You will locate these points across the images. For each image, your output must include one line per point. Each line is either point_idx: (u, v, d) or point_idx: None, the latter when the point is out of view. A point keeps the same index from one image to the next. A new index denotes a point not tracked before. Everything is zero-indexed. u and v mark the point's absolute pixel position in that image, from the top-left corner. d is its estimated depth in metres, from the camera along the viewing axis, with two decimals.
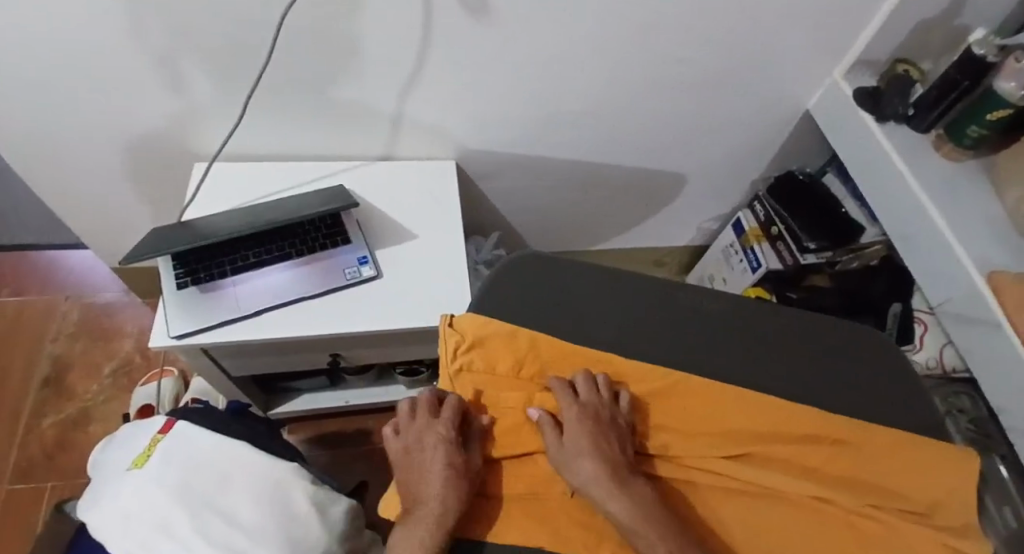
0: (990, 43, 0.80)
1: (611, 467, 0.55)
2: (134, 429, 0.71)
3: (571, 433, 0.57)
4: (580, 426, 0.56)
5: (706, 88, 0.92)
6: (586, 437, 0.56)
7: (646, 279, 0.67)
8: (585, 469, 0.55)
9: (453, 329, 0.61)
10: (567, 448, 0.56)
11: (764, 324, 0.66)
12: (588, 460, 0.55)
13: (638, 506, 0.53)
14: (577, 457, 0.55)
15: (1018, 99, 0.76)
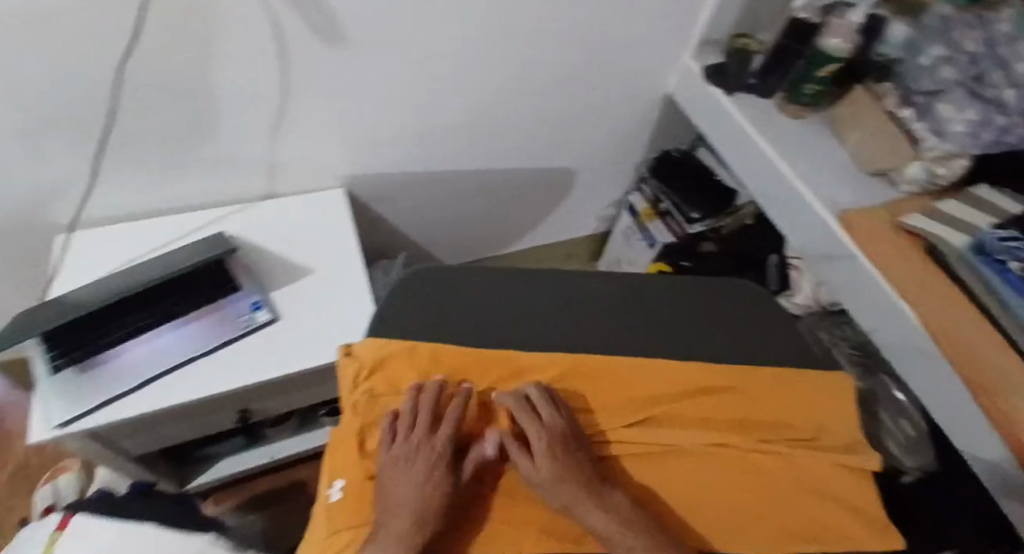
0: (813, 5, 0.86)
1: (586, 486, 0.57)
2: (30, 533, 0.68)
3: (541, 460, 0.58)
4: (555, 450, 0.58)
5: (570, 84, 0.96)
6: (558, 463, 0.57)
7: (531, 274, 0.70)
8: (562, 491, 0.56)
9: (351, 357, 0.61)
10: (541, 471, 0.58)
11: (646, 295, 0.70)
12: (563, 482, 0.57)
13: (616, 519, 0.56)
14: (550, 485, 0.57)
15: (844, 54, 0.84)
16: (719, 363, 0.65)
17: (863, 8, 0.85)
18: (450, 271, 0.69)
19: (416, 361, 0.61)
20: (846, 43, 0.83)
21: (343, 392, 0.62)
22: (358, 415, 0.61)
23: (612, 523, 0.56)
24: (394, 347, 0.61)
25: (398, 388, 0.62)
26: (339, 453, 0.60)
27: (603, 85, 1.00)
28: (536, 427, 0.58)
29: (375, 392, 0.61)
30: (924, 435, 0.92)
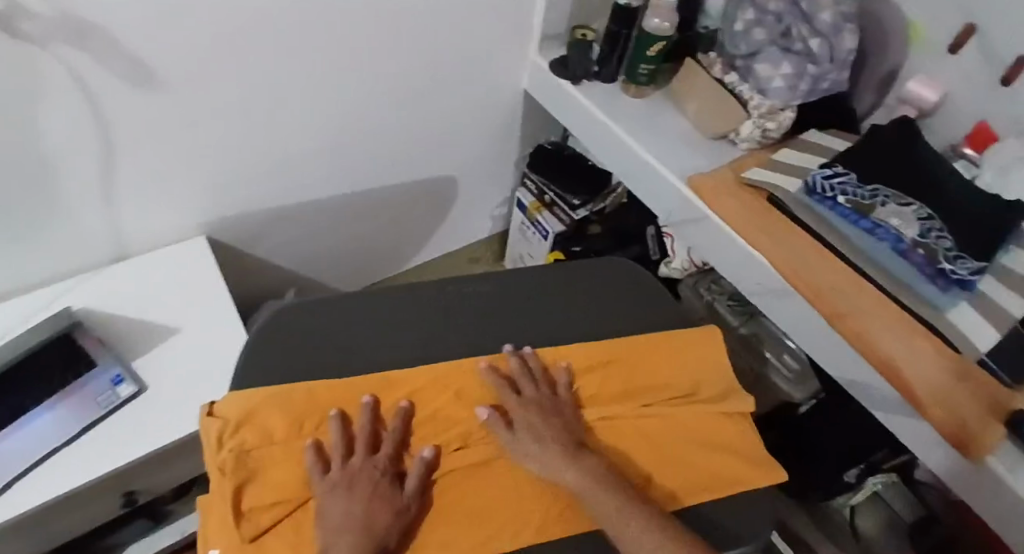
0: None
1: (565, 446, 0.59)
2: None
3: (522, 433, 0.60)
4: (535, 416, 0.61)
5: (422, 96, 0.97)
6: (536, 430, 0.60)
7: (406, 290, 0.68)
8: (544, 452, 0.58)
9: (214, 417, 0.56)
10: (523, 441, 0.59)
11: (517, 293, 0.71)
12: (546, 447, 0.58)
13: (587, 474, 0.56)
14: (539, 456, 0.58)
15: (667, 31, 0.91)
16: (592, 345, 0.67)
17: None
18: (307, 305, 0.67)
19: (288, 406, 0.58)
20: (667, 21, 0.91)
21: (207, 457, 0.55)
22: (227, 476, 0.54)
23: (589, 477, 0.56)
24: (260, 396, 0.57)
25: (271, 438, 0.57)
26: (212, 526, 0.52)
27: (456, 91, 1.01)
28: (517, 401, 0.61)
29: (245, 447, 0.55)
30: (804, 376, 1.02)
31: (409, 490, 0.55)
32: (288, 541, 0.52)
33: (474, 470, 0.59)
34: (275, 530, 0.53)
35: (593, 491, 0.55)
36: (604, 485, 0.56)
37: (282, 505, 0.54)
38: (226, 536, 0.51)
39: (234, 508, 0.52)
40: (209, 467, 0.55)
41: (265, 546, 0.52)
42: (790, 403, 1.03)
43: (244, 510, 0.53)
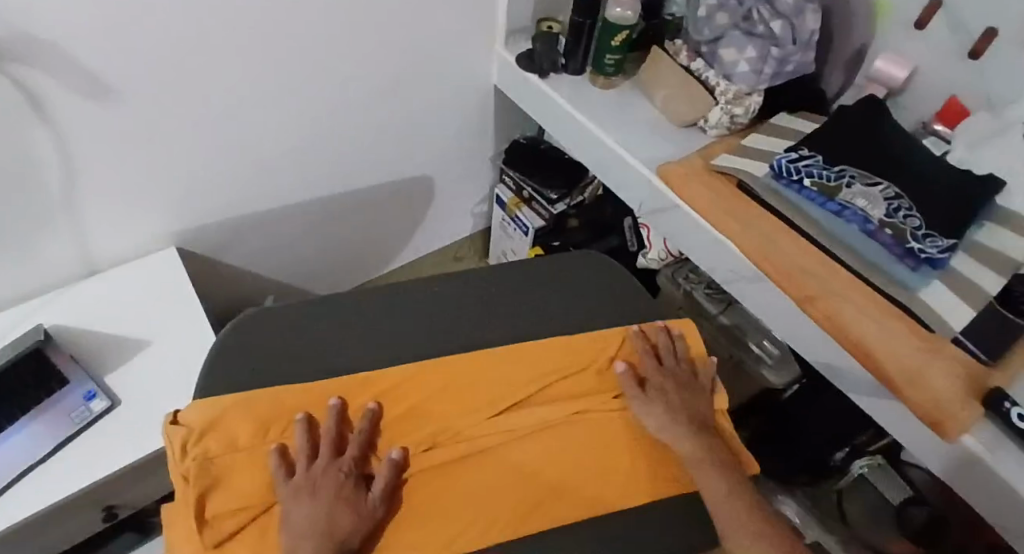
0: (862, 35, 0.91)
1: (690, 425, 0.69)
2: (62, 452, 0.75)
3: (655, 401, 0.70)
4: (667, 387, 0.71)
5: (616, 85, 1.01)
6: (668, 396, 0.70)
7: (554, 272, 0.82)
8: (673, 420, 0.69)
9: (179, 424, 0.63)
10: (655, 406, 0.69)
11: (630, 306, 0.81)
12: (668, 415, 0.69)
13: (700, 451, 0.67)
14: (665, 423, 0.68)
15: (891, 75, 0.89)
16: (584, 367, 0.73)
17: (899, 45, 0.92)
18: (461, 286, 0.79)
19: (253, 411, 0.64)
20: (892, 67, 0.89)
21: (174, 467, 0.61)
22: (192, 483, 0.60)
23: (699, 452, 0.67)
24: (230, 403, 0.64)
25: (236, 445, 0.63)
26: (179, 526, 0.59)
27: (636, 88, 1.05)
28: (658, 367, 0.73)
29: (208, 454, 0.61)
30: (882, 454, 1.03)
31: (374, 496, 0.61)
32: (253, 545, 0.59)
33: (450, 468, 0.64)
34: (240, 535, 0.60)
35: (702, 470, 0.66)
36: (715, 465, 0.66)
37: (245, 511, 0.60)
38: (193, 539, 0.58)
39: (198, 514, 0.58)
40: (175, 477, 0.61)
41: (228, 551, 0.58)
42: (865, 483, 1.04)
43: (207, 517, 0.59)
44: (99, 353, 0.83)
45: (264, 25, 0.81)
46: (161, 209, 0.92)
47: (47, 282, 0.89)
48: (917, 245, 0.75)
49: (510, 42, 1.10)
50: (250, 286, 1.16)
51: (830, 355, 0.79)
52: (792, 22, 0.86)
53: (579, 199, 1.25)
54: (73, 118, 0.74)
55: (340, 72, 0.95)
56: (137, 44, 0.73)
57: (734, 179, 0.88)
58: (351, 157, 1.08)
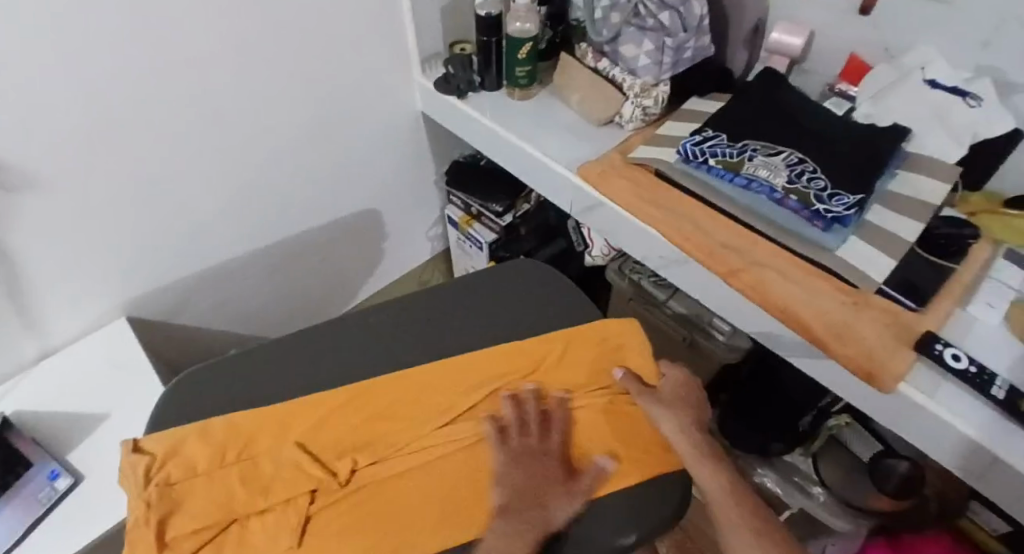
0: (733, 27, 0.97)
1: (688, 424, 0.70)
2: (34, 535, 0.76)
3: (656, 404, 0.70)
4: (671, 391, 0.73)
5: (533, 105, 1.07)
6: (665, 400, 0.71)
7: (483, 280, 0.84)
8: (671, 424, 0.69)
9: (137, 454, 0.66)
10: (654, 407, 0.70)
11: (570, 296, 0.83)
12: (671, 418, 0.69)
13: (690, 442, 0.69)
14: (665, 419, 0.69)
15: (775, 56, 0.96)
16: (542, 366, 0.74)
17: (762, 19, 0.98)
18: (393, 312, 0.80)
19: (209, 440, 0.67)
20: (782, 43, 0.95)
21: (130, 496, 0.63)
22: (153, 508, 0.62)
23: (697, 448, 0.68)
24: (187, 432, 0.67)
25: (194, 471, 0.65)
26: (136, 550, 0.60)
27: (555, 94, 1.08)
28: (666, 379, 0.74)
29: (169, 481, 0.64)
30: (849, 414, 1.04)
31: (584, 482, 0.65)
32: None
33: (394, 479, 0.65)
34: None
35: (695, 462, 0.67)
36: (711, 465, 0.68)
37: (201, 534, 0.61)
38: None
39: (156, 539, 0.60)
40: (132, 505, 0.63)
41: None
42: (838, 446, 1.03)
43: (167, 541, 0.61)
44: (62, 433, 0.85)
45: (180, 94, 0.84)
46: (110, 283, 0.94)
47: (7, 371, 0.91)
48: (822, 206, 0.77)
49: (428, 69, 1.13)
50: (218, 343, 1.18)
51: (766, 324, 0.81)
52: (679, 11, 0.89)
53: (524, 208, 1.27)
54: (4, 210, 0.77)
55: (265, 126, 0.97)
56: (56, 131, 0.75)
57: (652, 169, 0.91)
58: (293, 205, 1.11)
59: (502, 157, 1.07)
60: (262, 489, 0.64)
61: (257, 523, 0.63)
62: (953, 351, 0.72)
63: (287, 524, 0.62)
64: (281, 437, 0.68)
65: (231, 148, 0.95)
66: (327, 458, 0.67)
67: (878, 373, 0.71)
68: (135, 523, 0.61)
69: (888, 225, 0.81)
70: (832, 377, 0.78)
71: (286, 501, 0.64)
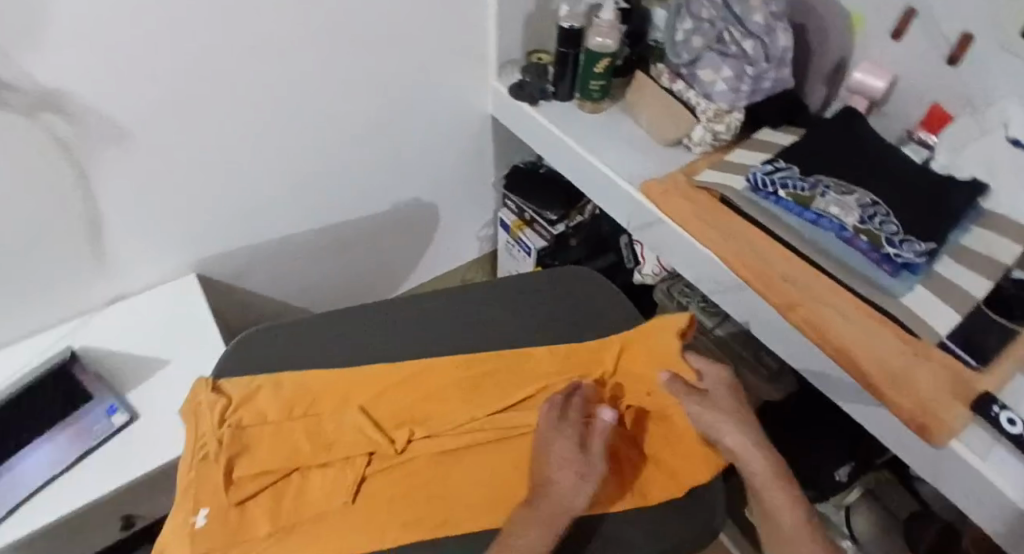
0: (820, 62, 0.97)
1: (749, 436, 0.66)
2: (81, 466, 0.79)
3: (706, 409, 0.67)
4: (725, 398, 0.68)
5: (603, 121, 1.07)
6: (720, 407, 0.67)
7: (546, 276, 0.83)
8: (728, 436, 0.65)
9: (213, 395, 0.67)
10: (707, 415, 0.66)
11: (627, 308, 0.82)
12: (725, 429, 0.66)
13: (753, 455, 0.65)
14: (723, 426, 0.66)
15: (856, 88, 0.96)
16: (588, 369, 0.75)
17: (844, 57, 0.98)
18: (449, 298, 0.80)
19: (281, 392, 0.69)
20: (862, 76, 0.95)
21: (201, 430, 0.65)
22: (224, 448, 0.63)
23: (770, 469, 0.64)
24: (263, 383, 0.69)
25: (264, 419, 0.67)
26: (202, 486, 0.62)
27: (625, 110, 1.09)
28: (712, 376, 0.70)
29: (240, 423, 0.66)
30: (888, 470, 1.02)
31: (596, 463, 0.62)
32: (267, 509, 0.61)
33: (452, 454, 0.67)
34: (259, 499, 0.62)
35: (770, 485, 0.64)
36: (782, 484, 0.64)
37: (268, 475, 0.63)
38: (218, 497, 0.61)
39: (226, 475, 0.62)
40: (200, 438, 0.65)
41: (248, 509, 0.61)
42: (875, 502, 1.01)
43: (234, 479, 0.62)
44: (120, 375, 0.88)
45: (270, 72, 0.88)
46: (181, 241, 0.97)
47: (77, 312, 0.94)
48: (892, 250, 0.76)
49: (503, 74, 1.15)
50: (269, 313, 1.21)
51: (817, 362, 0.80)
52: (763, 41, 0.89)
53: (577, 219, 1.29)
54: (99, 160, 0.80)
55: (343, 111, 1.00)
56: (155, 92, 0.79)
57: (716, 194, 0.91)
58: (358, 189, 1.14)
59: (565, 167, 1.08)
60: (326, 445, 0.66)
61: (317, 475, 0.64)
62: (1010, 416, 0.69)
63: (344, 481, 0.64)
64: (343, 404, 0.69)
65: (308, 127, 0.99)
66: (386, 426, 0.69)
67: (930, 426, 0.69)
68: (204, 459, 0.63)
69: (956, 279, 0.79)
70: (880, 424, 0.77)
71: (344, 459, 0.65)
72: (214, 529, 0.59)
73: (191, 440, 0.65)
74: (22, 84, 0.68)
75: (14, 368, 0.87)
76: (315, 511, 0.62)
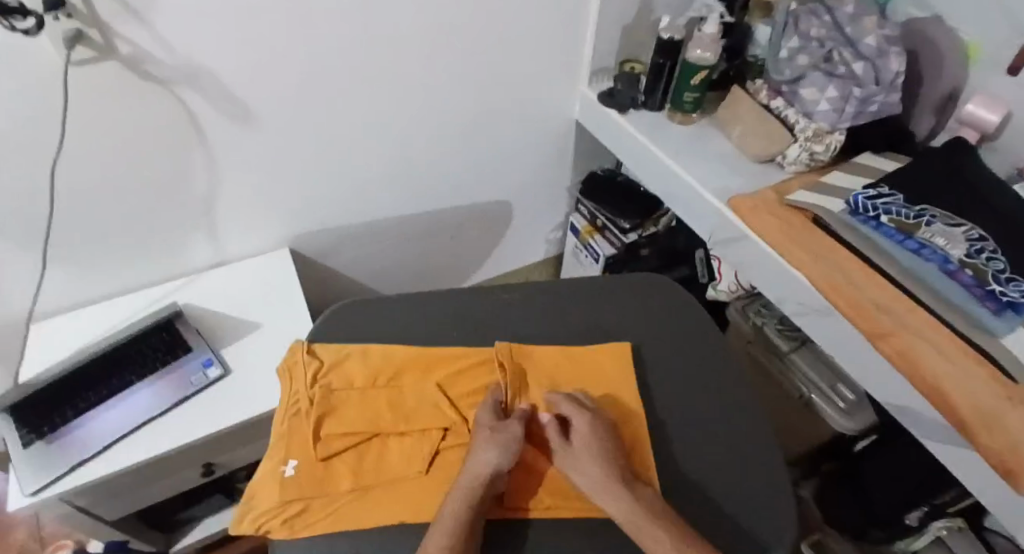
0: (931, 92, 0.96)
1: (618, 472, 0.64)
2: (175, 412, 0.83)
3: (578, 444, 0.66)
4: (592, 432, 0.66)
5: (691, 135, 1.07)
6: (591, 439, 0.66)
7: (628, 279, 0.84)
8: (594, 472, 0.64)
9: (310, 358, 0.71)
10: (576, 454, 0.66)
11: (700, 316, 0.82)
12: (591, 465, 0.64)
13: (620, 493, 0.62)
14: (588, 469, 0.64)
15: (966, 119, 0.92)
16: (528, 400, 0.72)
17: (956, 89, 0.95)
18: (534, 291, 0.82)
19: (369, 362, 0.72)
20: (974, 107, 0.91)
21: (295, 388, 0.69)
22: (314, 406, 0.67)
23: (639, 507, 0.60)
24: (352, 351, 0.72)
25: (351, 385, 0.70)
26: (293, 438, 0.66)
27: (715, 126, 1.08)
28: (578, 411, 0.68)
29: (331, 387, 0.69)
30: (962, 517, 0.97)
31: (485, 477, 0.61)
32: (351, 467, 0.64)
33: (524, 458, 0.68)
34: (343, 457, 0.65)
35: (642, 523, 0.59)
36: (656, 522, 0.59)
37: (353, 436, 0.66)
38: (306, 452, 0.65)
39: (314, 432, 0.66)
40: (293, 396, 0.69)
41: (332, 466, 0.64)
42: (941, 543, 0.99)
43: (321, 436, 0.66)
44: (212, 335, 0.93)
45: (377, 64, 0.91)
46: (275, 217, 1.02)
47: (183, 271, 1.00)
48: (998, 287, 0.74)
49: (595, 81, 1.16)
50: (344, 291, 1.26)
51: (906, 396, 0.77)
52: (875, 63, 0.90)
53: (652, 230, 1.28)
54: (219, 131, 0.85)
55: (437, 106, 1.03)
56: (273, 72, 0.83)
57: (810, 214, 0.89)
58: (443, 182, 1.16)
59: (650, 177, 1.07)
60: (406, 416, 0.68)
61: (396, 443, 0.66)
62: None
63: (421, 452, 0.66)
64: (424, 377, 0.71)
65: (405, 120, 1.02)
66: (462, 406, 0.70)
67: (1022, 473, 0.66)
68: (296, 413, 0.68)
69: None
70: (969, 469, 0.73)
71: (422, 431, 0.67)
72: (302, 479, 0.63)
73: (285, 395, 0.70)
74: (162, 54, 0.73)
75: (119, 315, 0.93)
76: (392, 475, 0.64)
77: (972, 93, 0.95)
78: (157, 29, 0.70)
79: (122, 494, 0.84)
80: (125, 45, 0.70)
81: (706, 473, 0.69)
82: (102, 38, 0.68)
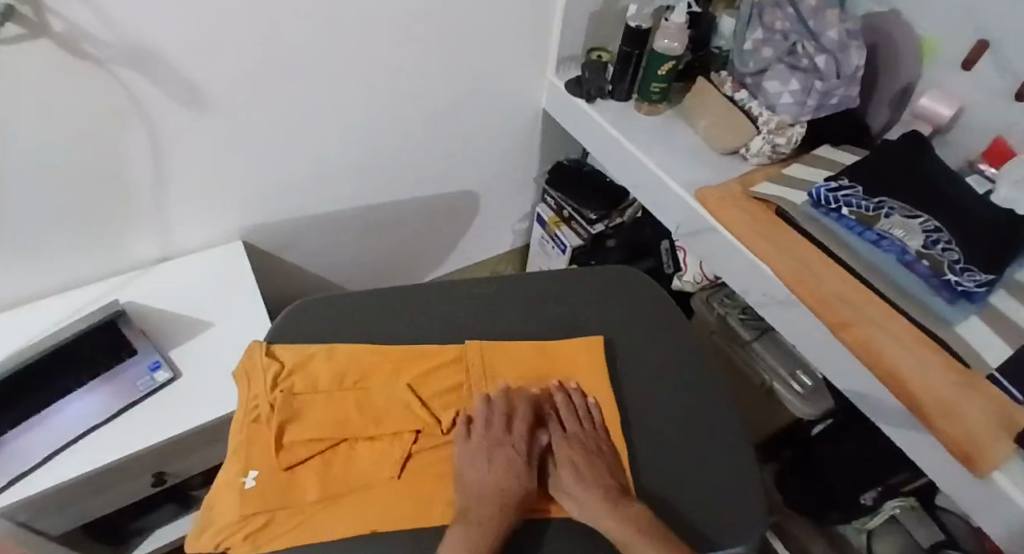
0: (887, 87, 0.98)
1: (605, 492, 0.63)
2: (122, 418, 0.79)
3: (564, 470, 0.66)
4: (579, 460, 0.67)
5: (657, 126, 1.07)
6: (575, 461, 0.66)
7: (594, 272, 0.84)
8: (580, 490, 0.63)
9: (271, 360, 0.68)
10: (564, 479, 0.65)
11: (665, 308, 0.82)
12: (577, 483, 0.64)
13: (605, 507, 0.61)
14: (574, 490, 0.64)
15: (919, 112, 0.95)
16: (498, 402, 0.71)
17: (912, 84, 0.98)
18: (502, 285, 0.80)
19: (334, 362, 0.69)
20: (926, 100, 0.94)
21: (253, 391, 0.66)
22: (275, 412, 0.65)
23: (624, 523, 0.60)
24: (316, 351, 0.70)
25: (315, 387, 0.67)
26: (254, 447, 0.63)
27: (681, 117, 1.09)
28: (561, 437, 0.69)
29: (293, 390, 0.67)
30: (915, 496, 1.01)
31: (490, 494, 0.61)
32: (318, 476, 0.62)
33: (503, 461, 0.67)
34: (308, 464, 0.62)
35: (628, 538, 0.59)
36: (639, 533, 0.59)
37: (319, 442, 0.64)
38: (269, 460, 0.62)
39: (276, 440, 0.63)
40: (253, 400, 0.66)
41: (297, 475, 0.61)
42: (896, 523, 1.03)
43: (284, 443, 0.63)
44: (162, 335, 0.88)
45: (337, 48, 0.87)
46: (229, 207, 0.97)
47: (128, 267, 0.95)
48: (953, 277, 0.76)
49: (562, 70, 1.14)
50: (307, 285, 1.22)
51: (864, 384, 0.79)
52: (836, 57, 0.90)
53: (617, 221, 1.29)
54: (166, 117, 0.80)
55: (400, 93, 1.00)
56: (225, 54, 0.78)
57: (773, 207, 0.91)
58: (407, 173, 1.14)
59: (617, 168, 1.07)
60: (375, 419, 0.66)
61: (365, 448, 0.64)
62: None
63: (392, 457, 0.64)
64: (394, 378, 0.69)
65: (367, 107, 0.98)
66: (434, 407, 0.69)
67: (977, 457, 0.68)
68: (256, 420, 0.65)
69: (1013, 313, 0.78)
70: (927, 454, 0.76)
71: (393, 435, 0.65)
72: (263, 489, 0.60)
73: (244, 399, 0.67)
74: (100, 33, 0.67)
75: (59, 315, 0.87)
76: (361, 481, 0.62)
77: (928, 87, 0.97)
78: (98, 6, 0.65)
79: (67, 505, 0.79)
80: (59, 22, 0.64)
81: (676, 467, 0.69)
82: (34, 14, 0.62)
